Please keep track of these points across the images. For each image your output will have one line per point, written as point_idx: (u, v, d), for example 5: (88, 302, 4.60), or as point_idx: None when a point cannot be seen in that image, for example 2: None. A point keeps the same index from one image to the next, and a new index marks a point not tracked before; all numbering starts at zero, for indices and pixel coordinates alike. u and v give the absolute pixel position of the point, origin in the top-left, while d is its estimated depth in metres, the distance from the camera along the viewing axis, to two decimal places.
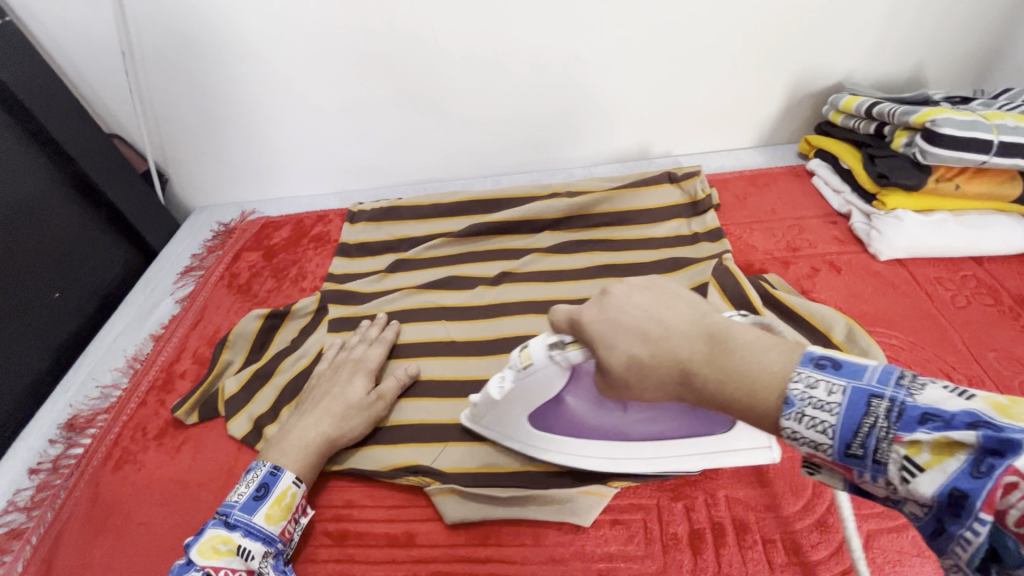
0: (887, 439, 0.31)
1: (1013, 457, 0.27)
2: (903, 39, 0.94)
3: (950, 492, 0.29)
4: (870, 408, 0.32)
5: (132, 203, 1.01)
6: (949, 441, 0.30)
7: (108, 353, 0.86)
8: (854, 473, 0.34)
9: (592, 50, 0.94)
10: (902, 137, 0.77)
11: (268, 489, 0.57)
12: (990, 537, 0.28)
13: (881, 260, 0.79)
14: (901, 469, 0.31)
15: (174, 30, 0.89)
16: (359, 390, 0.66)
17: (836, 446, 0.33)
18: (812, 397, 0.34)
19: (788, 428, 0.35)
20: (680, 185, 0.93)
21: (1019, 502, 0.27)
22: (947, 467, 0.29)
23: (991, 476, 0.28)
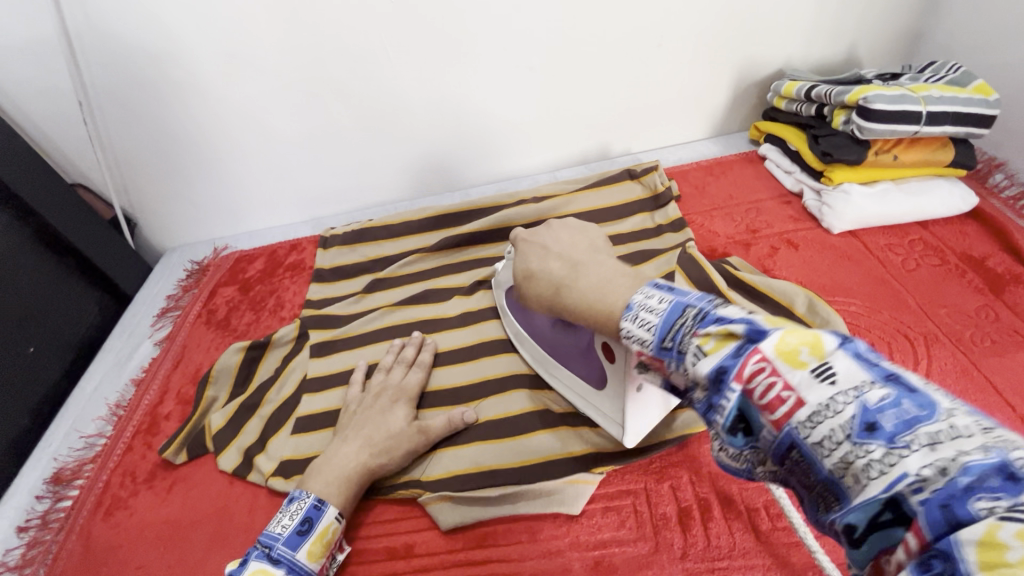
0: (688, 335, 0.35)
1: (761, 343, 0.31)
2: (834, 24, 1.00)
3: (718, 370, 0.33)
4: (682, 314, 0.36)
5: (102, 250, 1.00)
6: (728, 332, 0.33)
7: (89, 403, 0.85)
8: (666, 365, 0.38)
9: (543, 59, 0.97)
10: (840, 116, 0.81)
11: (312, 524, 0.56)
12: (740, 402, 0.32)
13: (835, 233, 0.83)
14: (694, 356, 0.35)
15: (129, 75, 0.90)
16: (400, 418, 0.66)
17: (654, 341, 0.38)
18: (651, 302, 0.39)
19: (625, 330, 0.40)
20: (640, 181, 0.96)
21: (764, 379, 0.31)
22: (724, 351, 0.33)
23: (748, 358, 0.32)
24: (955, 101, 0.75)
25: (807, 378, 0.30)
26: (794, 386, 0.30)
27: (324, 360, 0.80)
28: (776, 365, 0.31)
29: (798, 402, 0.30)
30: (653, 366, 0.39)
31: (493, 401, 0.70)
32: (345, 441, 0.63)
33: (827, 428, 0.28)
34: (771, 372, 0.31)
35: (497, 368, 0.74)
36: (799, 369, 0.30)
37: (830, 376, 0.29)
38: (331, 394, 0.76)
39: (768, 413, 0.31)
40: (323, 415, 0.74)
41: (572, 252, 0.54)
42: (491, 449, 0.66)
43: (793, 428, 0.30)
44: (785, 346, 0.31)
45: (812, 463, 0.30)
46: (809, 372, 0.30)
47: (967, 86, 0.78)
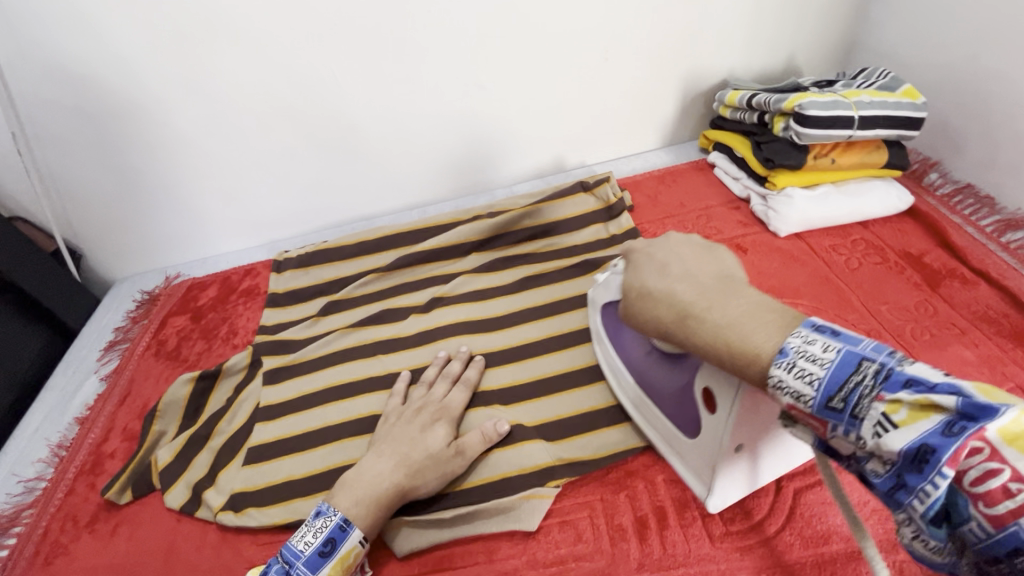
0: (872, 402, 0.36)
1: (985, 423, 0.32)
2: (772, 35, 1.03)
3: (921, 447, 0.34)
4: (859, 371, 0.37)
5: (43, 284, 0.96)
6: (930, 404, 0.34)
7: (28, 445, 0.81)
8: (829, 428, 0.39)
9: (493, 76, 0.99)
10: (779, 123, 0.83)
11: (336, 545, 0.55)
12: (947, 491, 0.33)
13: (782, 236, 0.85)
14: (878, 428, 0.36)
15: (66, 102, 0.87)
16: (439, 438, 0.63)
17: (818, 398, 0.38)
18: (807, 350, 0.40)
19: (776, 376, 0.41)
20: (594, 193, 0.97)
21: (973, 460, 0.33)
22: (924, 427, 0.34)
23: (970, 438, 0.32)
24: (885, 106, 0.79)
25: (989, 442, 0.32)
26: (1007, 463, 0.32)
27: (278, 387, 0.78)
28: (999, 449, 0.32)
29: (1013, 476, 0.32)
30: (795, 412, 0.41)
31: None
32: (383, 459, 0.61)
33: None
34: (993, 455, 0.32)
35: None
36: (920, 423, 0.34)
37: (991, 459, 0.32)
38: (285, 422, 0.74)
39: (985, 507, 0.33)
40: (275, 445, 0.72)
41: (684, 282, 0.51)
42: None
43: (1021, 530, 0.31)
44: (927, 406, 0.34)
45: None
46: (950, 434, 0.33)
47: (896, 90, 0.81)
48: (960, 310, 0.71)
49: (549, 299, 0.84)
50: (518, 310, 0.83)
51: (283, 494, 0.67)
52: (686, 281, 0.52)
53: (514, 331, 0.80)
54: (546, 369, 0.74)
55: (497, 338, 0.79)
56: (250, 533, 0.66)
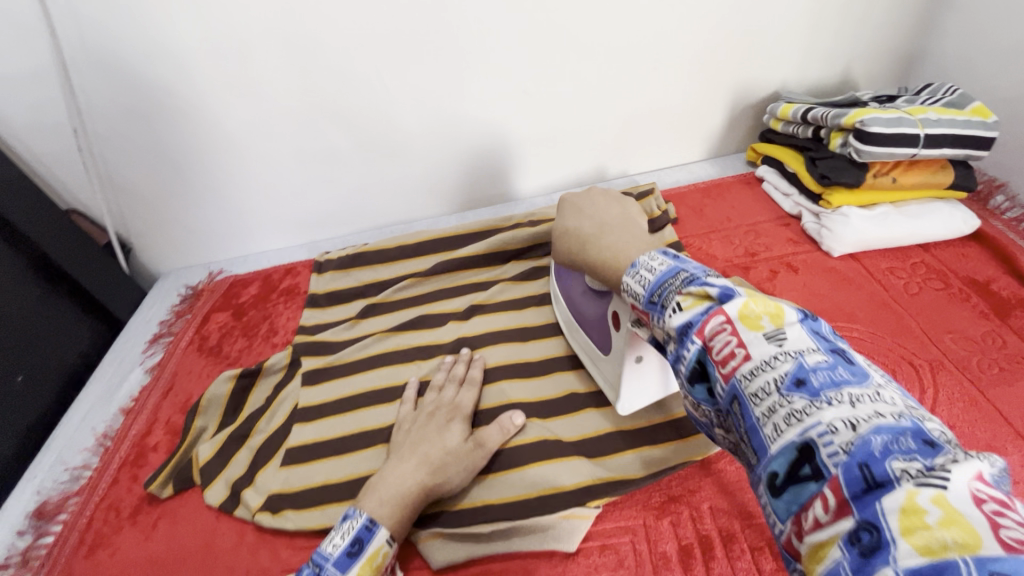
0: (674, 292, 0.40)
1: (728, 305, 0.37)
2: (829, 47, 1.00)
3: (687, 326, 0.38)
4: (674, 277, 0.41)
5: (95, 275, 0.99)
6: (707, 295, 0.38)
7: (76, 433, 0.84)
8: (650, 318, 0.43)
9: (539, 84, 0.98)
10: (836, 139, 0.81)
11: (363, 545, 0.54)
12: (699, 355, 0.37)
13: (835, 256, 0.81)
14: (672, 309, 0.39)
15: (124, 101, 0.90)
16: (456, 436, 0.63)
17: (647, 294, 0.43)
18: (648, 266, 0.44)
19: (626, 285, 0.45)
20: (637, 204, 0.96)
21: (723, 338, 0.36)
22: (699, 308, 0.38)
23: (711, 315, 0.37)
24: (954, 124, 0.75)
25: (767, 343, 0.34)
26: (745, 344, 0.34)
27: (316, 389, 0.78)
28: (737, 326, 0.35)
29: (745, 357, 0.34)
30: (642, 314, 0.45)
31: None
32: (408, 462, 0.60)
33: (818, 396, 0.31)
34: (731, 332, 0.36)
35: (493, 396, 0.72)
36: (757, 332, 0.35)
37: (779, 339, 0.34)
38: (322, 424, 0.74)
39: (721, 368, 0.35)
40: (312, 447, 0.72)
41: (599, 221, 0.60)
42: (483, 482, 0.64)
43: (738, 384, 0.34)
44: (748, 312, 0.36)
45: (754, 422, 0.33)
46: (765, 337, 0.34)
47: (965, 108, 0.77)
48: None
49: None
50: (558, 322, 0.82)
51: (319, 498, 0.67)
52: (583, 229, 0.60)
53: (554, 343, 0.78)
54: (584, 384, 0.73)
55: (536, 349, 0.78)
56: (286, 535, 0.66)
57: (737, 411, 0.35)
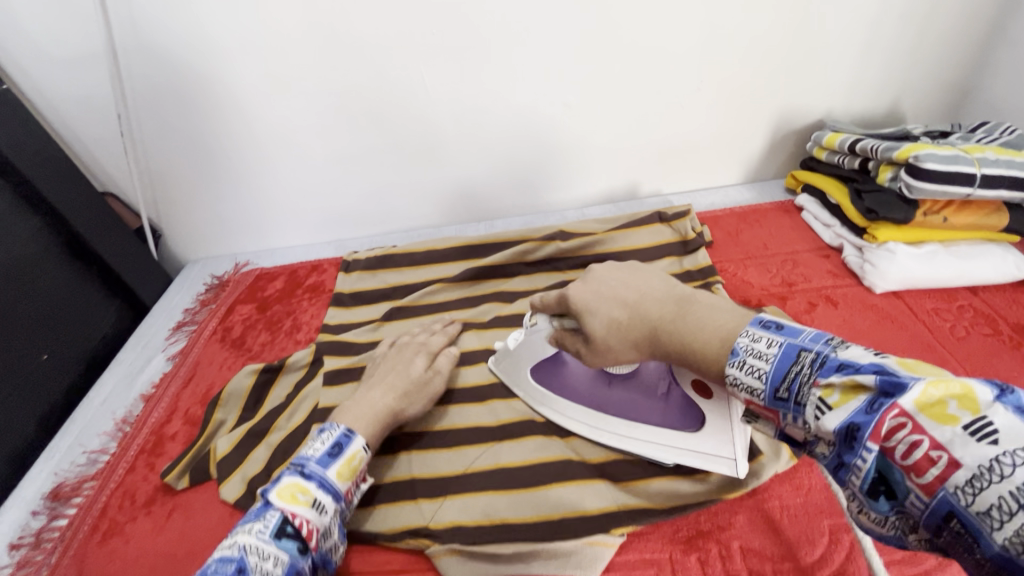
0: (809, 385, 0.39)
1: (900, 398, 0.34)
2: (879, 78, 0.98)
3: (848, 426, 0.36)
4: (798, 362, 0.40)
5: (124, 258, 1.00)
6: (855, 384, 0.37)
7: (96, 415, 0.83)
8: (780, 417, 0.41)
9: (581, 97, 0.97)
10: (886, 172, 0.79)
11: (342, 448, 0.59)
12: (875, 462, 0.35)
13: (877, 292, 0.79)
14: (816, 410, 0.38)
15: (168, 88, 0.90)
16: (421, 368, 0.70)
17: (766, 390, 0.41)
18: (755, 348, 0.43)
19: (732, 375, 0.44)
20: (671, 225, 0.94)
21: (902, 437, 0.34)
22: (852, 407, 0.36)
23: (881, 414, 0.34)
24: (1012, 165, 0.72)
25: (957, 435, 0.32)
26: (941, 444, 0.32)
27: (334, 391, 0.77)
28: (918, 421, 0.33)
29: (951, 462, 0.32)
30: (768, 417, 0.43)
31: (512, 446, 0.68)
32: (378, 390, 0.67)
33: (986, 489, 0.30)
34: (914, 429, 0.34)
35: (516, 411, 0.72)
36: (948, 426, 0.32)
37: (985, 434, 0.31)
38: None
39: (915, 477, 0.33)
40: None
41: (649, 308, 0.55)
42: (503, 498, 0.63)
43: (948, 495, 0.32)
44: (924, 398, 0.34)
45: (967, 524, 0.31)
46: (959, 429, 0.32)
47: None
48: None
49: None
50: None
51: None
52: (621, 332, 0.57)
53: None
54: None
55: None
56: None
57: (940, 524, 0.33)
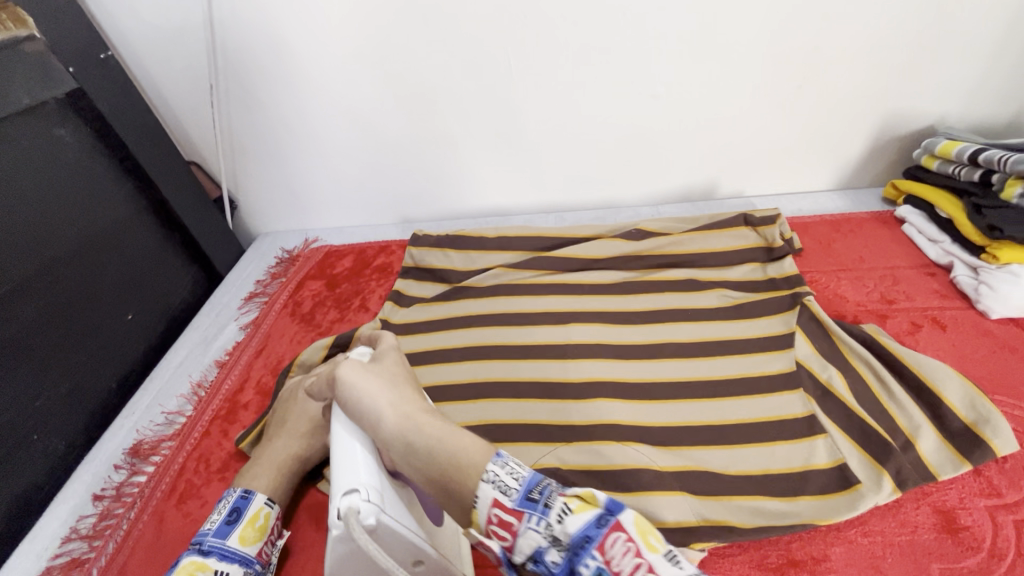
0: (554, 492, 0.41)
1: (618, 517, 0.38)
2: (1006, 83, 0.89)
3: (582, 535, 0.38)
4: (549, 481, 0.42)
5: (204, 228, 1.02)
6: (591, 495, 0.39)
7: (173, 378, 0.86)
8: (520, 523, 0.41)
9: (670, 89, 0.92)
10: (1015, 188, 0.72)
11: (241, 513, 0.57)
12: (596, 573, 0.38)
13: (992, 318, 0.72)
14: (558, 514, 0.39)
15: (256, 62, 0.91)
16: (318, 405, 0.65)
17: (517, 493, 0.41)
18: (495, 475, 0.42)
19: (489, 472, 0.42)
20: (756, 229, 0.88)
21: (624, 555, 0.37)
22: (586, 518, 0.39)
23: (607, 530, 0.38)
24: None
25: (659, 559, 0.36)
26: (648, 564, 0.36)
27: None
28: (635, 541, 0.37)
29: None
30: (499, 537, 0.42)
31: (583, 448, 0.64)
32: (282, 427, 0.65)
33: None
34: (634, 552, 0.37)
35: (587, 413, 0.68)
36: (653, 552, 0.37)
37: (675, 559, 0.37)
38: None
39: None
40: None
41: (424, 438, 0.47)
42: None
43: None
44: (636, 522, 0.38)
45: None
46: (659, 555, 0.37)
47: None
48: None
49: (693, 330, 0.77)
50: (662, 342, 0.76)
51: None
52: (393, 390, 0.51)
53: (660, 365, 0.73)
54: (694, 416, 0.66)
55: (639, 368, 0.73)
56: None
57: None
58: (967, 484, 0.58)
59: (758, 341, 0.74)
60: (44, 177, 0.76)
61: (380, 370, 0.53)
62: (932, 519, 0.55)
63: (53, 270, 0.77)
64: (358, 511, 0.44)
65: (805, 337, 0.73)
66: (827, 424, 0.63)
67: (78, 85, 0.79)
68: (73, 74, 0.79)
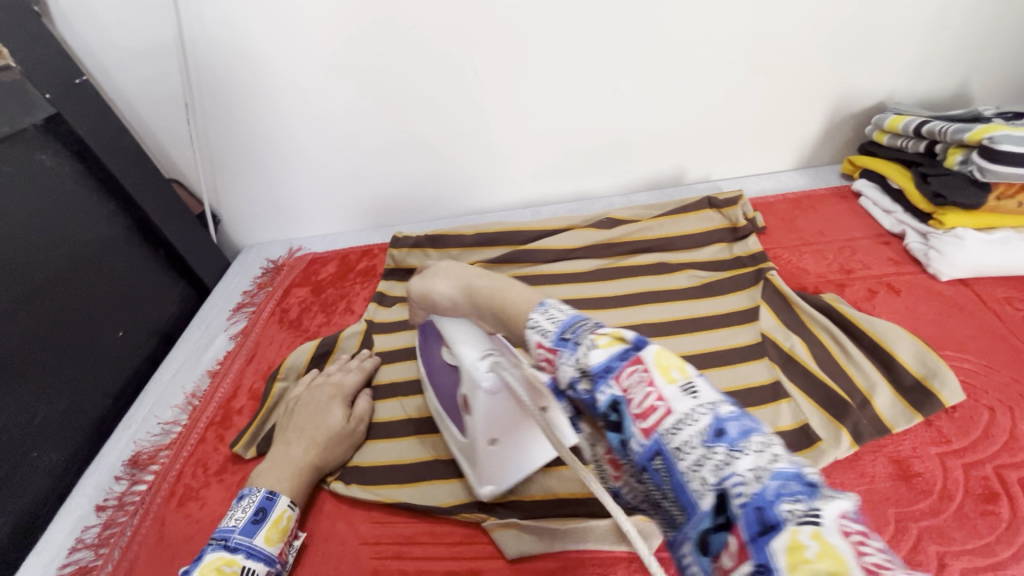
0: (588, 329, 0.36)
1: (643, 353, 0.34)
2: (947, 58, 0.94)
3: (606, 365, 0.34)
4: (586, 319, 0.38)
5: (189, 243, 1.05)
6: (620, 334, 0.35)
7: (167, 390, 0.89)
8: (556, 358, 0.37)
9: (631, 82, 0.96)
10: (955, 155, 0.76)
11: (266, 513, 0.59)
12: (614, 403, 0.33)
13: (943, 280, 0.77)
14: (586, 347, 0.35)
15: (228, 79, 0.94)
16: (340, 416, 0.71)
17: (556, 333, 0.38)
18: (541, 322, 0.39)
19: (533, 319, 0.40)
20: (721, 211, 0.92)
21: (639, 384, 0.33)
22: (612, 349, 0.34)
23: (628, 363, 0.34)
24: None
25: (676, 393, 0.31)
26: (665, 398, 0.31)
27: (392, 367, 0.82)
28: (653, 373, 0.33)
29: (666, 411, 0.31)
30: (545, 367, 0.38)
31: None
32: (303, 433, 0.68)
33: (688, 434, 0.30)
34: (649, 383, 0.32)
35: None
36: (669, 384, 0.32)
37: (694, 391, 0.31)
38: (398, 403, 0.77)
39: (640, 422, 0.32)
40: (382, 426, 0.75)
41: (489, 298, 0.48)
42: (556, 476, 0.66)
43: (660, 438, 0.31)
44: (662, 360, 0.33)
45: (672, 470, 0.30)
46: (677, 388, 0.32)
47: None
48: None
49: (664, 311, 0.81)
50: (634, 324, 0.80)
51: (394, 476, 0.69)
52: (455, 276, 0.55)
53: None
54: None
55: None
56: (363, 509, 0.67)
57: (644, 472, 0.32)
58: (920, 435, 0.61)
59: (725, 318, 0.78)
60: (28, 201, 0.79)
61: (446, 265, 0.58)
62: (888, 469, 0.59)
63: (43, 291, 0.79)
64: (500, 361, 0.50)
65: (769, 311, 0.76)
66: (791, 390, 0.67)
67: (56, 110, 0.82)
68: (50, 100, 0.81)
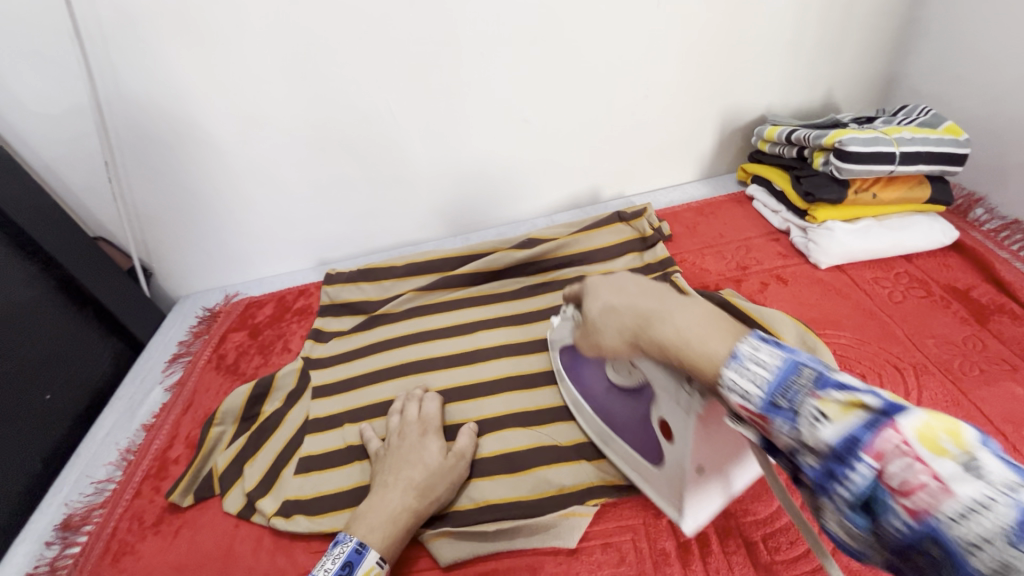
0: (807, 396, 0.33)
1: (900, 421, 0.29)
2: (811, 75, 1.07)
3: (848, 440, 0.31)
4: (798, 374, 0.34)
5: (119, 299, 1.04)
6: (856, 401, 0.31)
7: (100, 449, 0.87)
8: (770, 424, 0.35)
9: (541, 114, 1.04)
10: (819, 158, 0.85)
11: (354, 568, 0.56)
12: (869, 480, 0.30)
13: (823, 268, 0.86)
14: (812, 419, 0.32)
15: (150, 135, 0.96)
16: (434, 453, 0.67)
17: (762, 396, 0.35)
18: (736, 374, 0.37)
19: (724, 377, 0.37)
20: (630, 223, 1.00)
21: (903, 462, 0.29)
22: (851, 421, 0.31)
23: (882, 431, 0.30)
24: (927, 142, 0.80)
25: (958, 471, 0.27)
26: (942, 478, 0.27)
27: (327, 400, 0.84)
28: (918, 450, 0.28)
29: (943, 494, 0.27)
30: (753, 424, 0.37)
31: (489, 438, 0.73)
32: (395, 475, 0.65)
33: (981, 529, 0.26)
34: (914, 458, 0.28)
35: (493, 407, 0.77)
36: (945, 460, 0.28)
37: (979, 471, 0.27)
38: (334, 433, 0.79)
39: (903, 501, 0.29)
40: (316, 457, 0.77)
41: (663, 327, 0.43)
42: (488, 483, 0.69)
43: (939, 526, 0.27)
44: (924, 429, 0.29)
45: (963, 568, 0.27)
46: (957, 465, 0.27)
47: (938, 127, 0.82)
48: (1009, 345, 0.71)
49: None
50: None
51: (330, 505, 0.71)
52: (618, 322, 0.48)
53: None
54: None
55: (538, 360, 0.83)
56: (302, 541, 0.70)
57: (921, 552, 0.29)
58: None
59: None
60: None
61: (602, 302, 0.51)
62: None
63: None
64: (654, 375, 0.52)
65: None
66: None
67: None
68: None
